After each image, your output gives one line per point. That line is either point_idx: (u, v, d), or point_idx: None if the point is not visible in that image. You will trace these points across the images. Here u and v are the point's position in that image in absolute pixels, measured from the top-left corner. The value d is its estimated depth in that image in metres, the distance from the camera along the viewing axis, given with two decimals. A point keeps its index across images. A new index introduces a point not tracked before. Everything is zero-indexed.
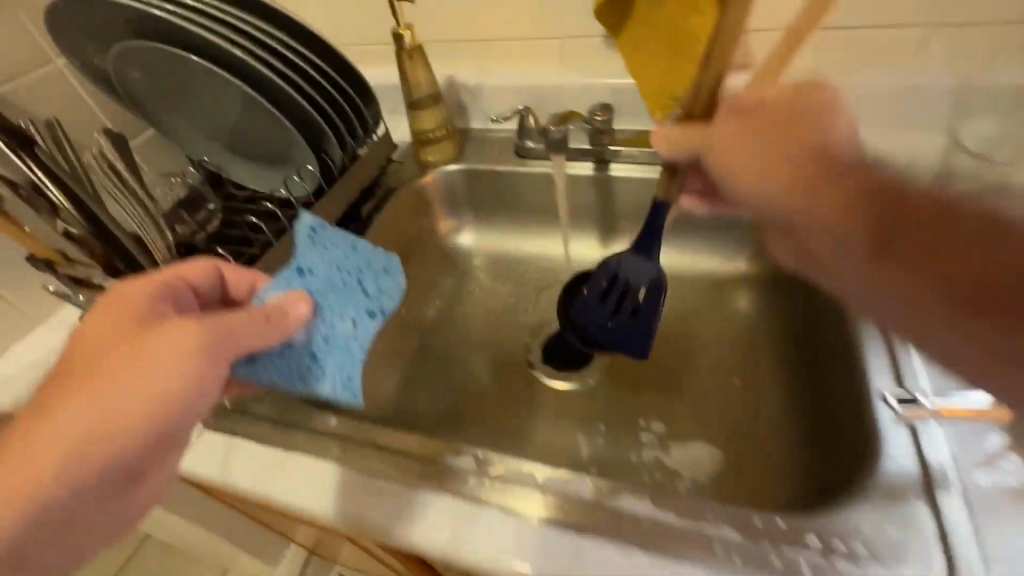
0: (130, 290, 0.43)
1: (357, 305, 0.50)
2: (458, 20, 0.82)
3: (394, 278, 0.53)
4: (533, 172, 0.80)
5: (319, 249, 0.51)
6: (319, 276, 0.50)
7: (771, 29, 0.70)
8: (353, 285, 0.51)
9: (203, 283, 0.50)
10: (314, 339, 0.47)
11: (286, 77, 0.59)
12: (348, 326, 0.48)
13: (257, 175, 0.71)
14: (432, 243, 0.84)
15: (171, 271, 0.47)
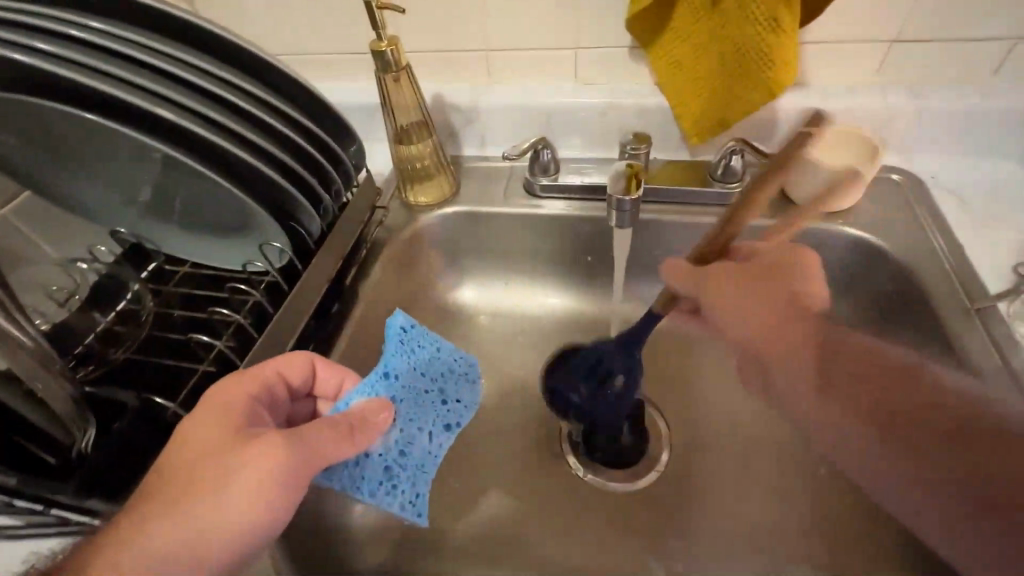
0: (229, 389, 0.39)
1: (435, 417, 0.45)
2: (447, 26, 0.66)
3: (475, 387, 0.47)
4: (550, 216, 0.66)
5: (406, 350, 0.45)
6: (403, 381, 0.44)
7: (832, 42, 0.59)
8: (431, 392, 0.45)
9: (297, 380, 0.44)
10: (390, 451, 0.42)
11: (245, 138, 0.43)
12: (425, 442, 0.44)
13: (203, 247, 0.52)
14: (430, 303, 0.69)
15: (267, 366, 0.43)
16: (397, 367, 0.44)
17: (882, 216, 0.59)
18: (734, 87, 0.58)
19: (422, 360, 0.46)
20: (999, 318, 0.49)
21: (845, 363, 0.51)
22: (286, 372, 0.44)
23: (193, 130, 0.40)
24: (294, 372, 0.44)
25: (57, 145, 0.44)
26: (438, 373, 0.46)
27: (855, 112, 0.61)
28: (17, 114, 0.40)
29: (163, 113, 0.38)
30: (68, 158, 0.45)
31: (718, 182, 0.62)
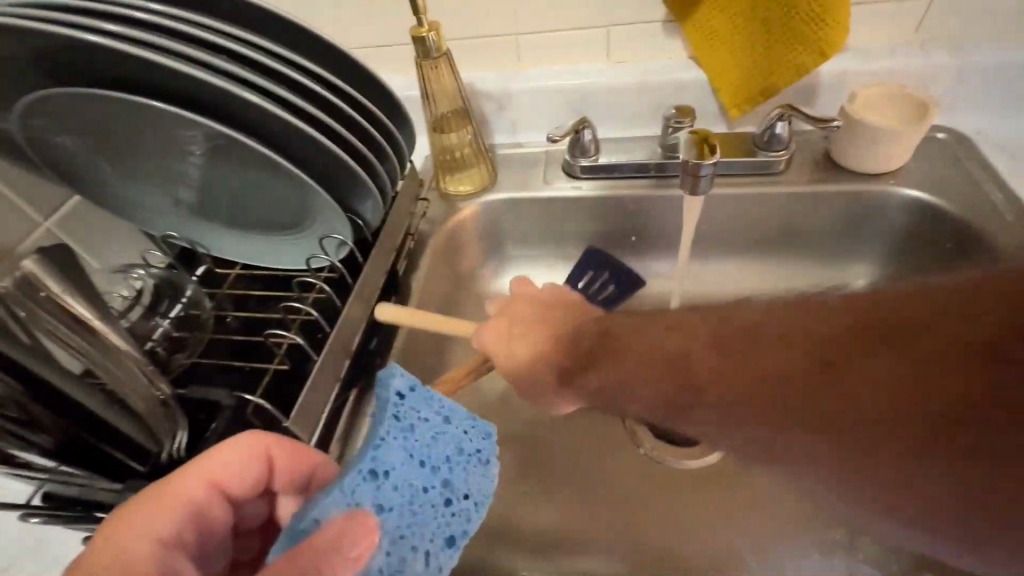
0: (144, 532, 0.35)
1: (437, 524, 0.37)
2: (477, 13, 0.65)
3: (489, 473, 0.39)
4: (593, 196, 0.65)
5: (403, 429, 0.37)
6: (396, 479, 0.36)
7: (873, 3, 0.59)
8: (432, 492, 0.37)
9: (235, 482, 0.39)
10: (380, 574, 0.35)
11: (317, 121, 0.41)
12: (421, 565, 0.36)
13: (257, 246, 0.51)
14: (475, 294, 0.68)
15: (199, 481, 0.38)
16: (390, 459, 0.36)
17: (934, 174, 0.59)
18: (773, 61, 0.58)
19: (422, 443, 0.38)
20: None
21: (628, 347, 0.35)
22: (221, 479, 0.38)
23: (271, 113, 0.38)
24: (229, 476, 0.38)
25: (119, 144, 0.43)
26: (442, 461, 0.38)
27: (897, 72, 0.60)
28: (84, 111, 0.39)
29: (246, 96, 0.37)
30: (127, 156, 0.44)
31: (766, 151, 0.61)
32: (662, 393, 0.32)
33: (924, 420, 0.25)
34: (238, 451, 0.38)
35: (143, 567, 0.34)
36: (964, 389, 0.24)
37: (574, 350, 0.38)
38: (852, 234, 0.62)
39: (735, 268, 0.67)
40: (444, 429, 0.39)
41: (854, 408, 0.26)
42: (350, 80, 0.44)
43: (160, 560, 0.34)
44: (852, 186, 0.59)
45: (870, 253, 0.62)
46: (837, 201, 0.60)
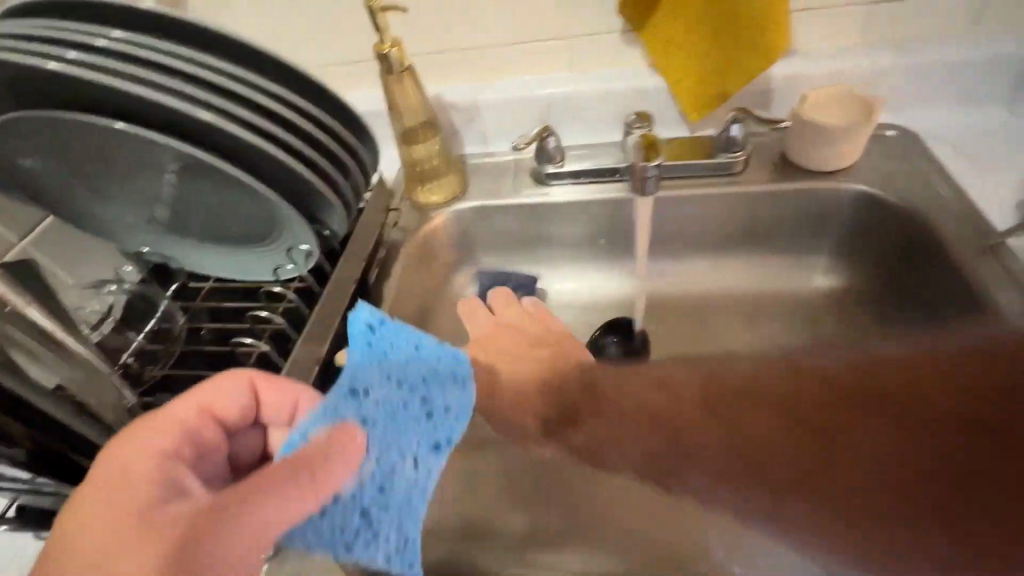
0: (134, 449, 0.35)
1: (420, 438, 0.32)
2: (441, 28, 0.68)
3: (468, 387, 0.33)
4: (559, 201, 0.67)
5: (372, 351, 0.34)
6: (374, 396, 0.34)
7: (818, 10, 0.62)
8: (411, 407, 0.33)
9: (227, 411, 0.41)
10: (362, 492, 0.32)
11: (275, 139, 0.43)
12: (408, 473, 0.31)
13: (228, 262, 0.53)
14: (448, 301, 0.69)
15: (190, 405, 0.40)
16: (365, 379, 0.34)
17: (884, 170, 0.61)
18: (728, 56, 0.60)
19: (395, 362, 0.34)
20: (1010, 249, 0.50)
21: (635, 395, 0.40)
22: (210, 404, 0.40)
23: (231, 131, 0.40)
24: (218, 400, 0.41)
25: (86, 165, 0.44)
26: (420, 379, 0.33)
27: (844, 74, 0.63)
28: (49, 134, 0.41)
29: (201, 118, 0.39)
30: (96, 177, 0.45)
31: (723, 153, 0.63)
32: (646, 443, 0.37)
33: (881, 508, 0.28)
34: (225, 386, 0.41)
35: (144, 484, 0.33)
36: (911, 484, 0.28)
37: (578, 392, 0.45)
38: (810, 230, 0.64)
39: (701, 267, 0.68)
40: (417, 352, 0.34)
41: (770, 465, 0.31)
42: (310, 98, 0.46)
43: (167, 470, 0.35)
44: (806, 183, 0.62)
45: (830, 248, 0.64)
46: (794, 199, 0.62)
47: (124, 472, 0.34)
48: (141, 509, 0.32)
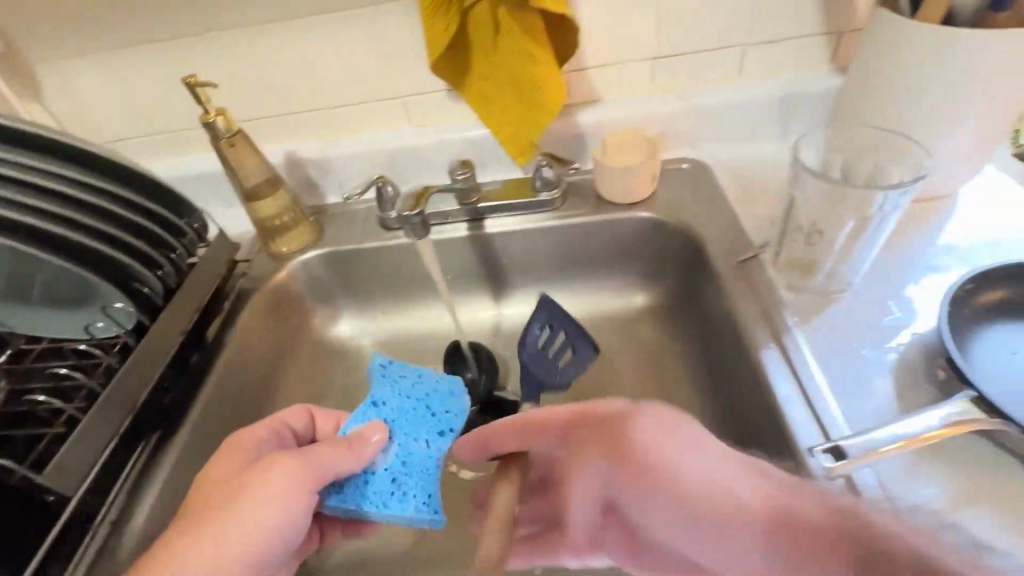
0: (246, 436, 0.49)
1: (430, 427, 0.52)
2: (285, 92, 0.74)
3: (462, 398, 0.53)
4: (401, 244, 0.72)
5: (389, 380, 0.54)
6: (390, 406, 0.53)
7: (610, 64, 0.70)
8: (420, 409, 0.53)
9: (299, 429, 0.54)
10: (393, 463, 0.49)
11: (68, 219, 0.49)
12: (424, 448, 0.50)
13: (52, 323, 0.55)
14: (307, 344, 0.74)
15: (270, 418, 0.52)
16: (384, 395, 0.53)
17: (676, 199, 0.69)
18: (523, 109, 0.65)
19: (408, 385, 0.54)
20: (758, 264, 0.58)
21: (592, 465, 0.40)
22: (287, 419, 0.53)
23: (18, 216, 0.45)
24: (296, 419, 0.53)
25: None
26: (424, 393, 0.53)
27: (640, 119, 0.72)
28: None
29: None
30: None
31: (539, 191, 0.71)
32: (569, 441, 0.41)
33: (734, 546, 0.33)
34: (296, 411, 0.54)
35: (240, 458, 0.47)
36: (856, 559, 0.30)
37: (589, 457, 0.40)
38: (624, 255, 0.72)
39: (538, 293, 0.75)
40: (419, 378, 0.54)
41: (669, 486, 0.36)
42: (104, 183, 0.54)
43: (257, 452, 0.49)
44: (613, 215, 0.69)
45: (643, 269, 0.72)
46: (604, 229, 0.70)
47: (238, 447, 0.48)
48: (256, 468, 0.46)
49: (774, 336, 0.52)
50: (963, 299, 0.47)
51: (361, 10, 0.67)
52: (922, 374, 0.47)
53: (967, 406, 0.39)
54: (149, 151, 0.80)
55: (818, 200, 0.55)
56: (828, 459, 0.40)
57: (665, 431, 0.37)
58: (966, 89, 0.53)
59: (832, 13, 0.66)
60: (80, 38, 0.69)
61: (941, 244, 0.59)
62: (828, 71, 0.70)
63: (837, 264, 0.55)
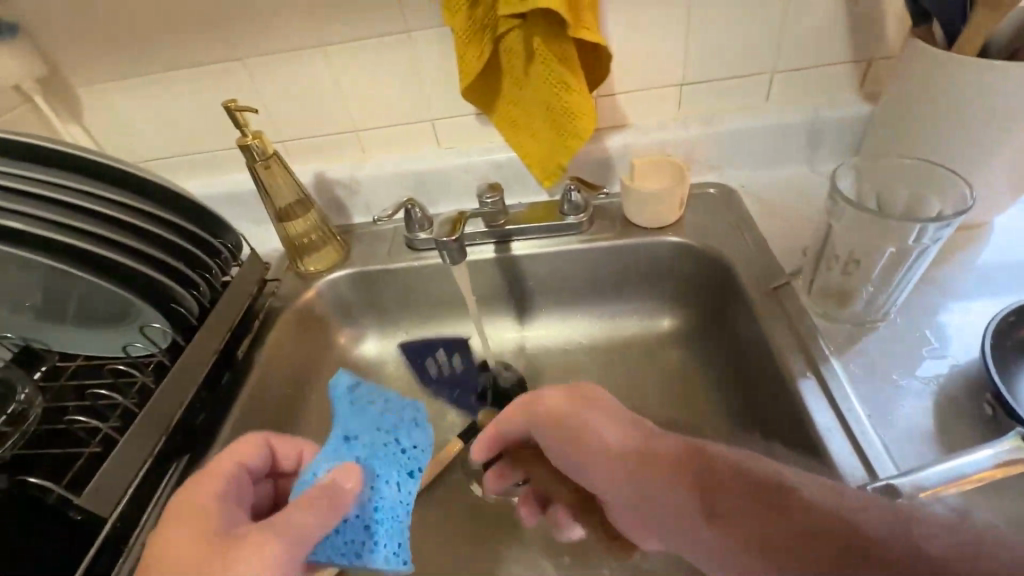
0: (198, 492, 0.44)
1: (399, 469, 0.42)
2: (317, 115, 0.75)
3: (428, 428, 0.44)
4: (428, 265, 0.73)
5: (356, 408, 0.44)
6: (362, 441, 0.42)
7: (638, 90, 0.71)
8: (385, 450, 0.42)
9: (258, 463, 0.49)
10: (365, 512, 0.40)
11: (111, 240, 0.50)
12: (397, 495, 0.41)
13: (89, 342, 0.55)
14: (331, 362, 0.74)
15: (224, 462, 0.47)
16: (355, 427, 0.43)
17: (704, 223, 0.69)
18: (554, 134, 0.65)
19: (375, 417, 0.43)
20: (789, 291, 0.58)
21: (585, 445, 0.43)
22: (248, 458, 0.49)
23: (64, 240, 0.47)
24: (252, 457, 0.49)
25: None
26: (392, 423, 0.43)
27: (668, 144, 0.73)
28: None
29: (11, 224, 0.45)
30: None
31: (567, 214, 0.71)
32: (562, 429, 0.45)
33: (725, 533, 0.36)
34: (249, 445, 0.50)
35: (203, 520, 0.41)
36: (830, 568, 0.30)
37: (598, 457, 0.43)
38: (650, 278, 0.72)
39: (563, 314, 0.75)
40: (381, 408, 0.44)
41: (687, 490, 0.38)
42: (146, 205, 0.55)
43: (221, 510, 0.43)
44: (642, 239, 0.69)
45: (669, 292, 0.72)
46: (630, 252, 0.70)
47: (196, 513, 0.42)
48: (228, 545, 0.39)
49: (810, 365, 0.51)
50: (1007, 331, 0.46)
51: (394, 36, 0.68)
52: (964, 407, 0.47)
53: (1019, 445, 0.38)
54: (183, 171, 0.81)
55: (854, 228, 0.53)
56: (879, 498, 0.38)
57: (570, 399, 0.45)
58: (1003, 119, 0.53)
59: (861, 42, 0.67)
60: (122, 62, 0.71)
61: (976, 273, 0.58)
62: (857, 98, 0.70)
63: (873, 292, 0.54)
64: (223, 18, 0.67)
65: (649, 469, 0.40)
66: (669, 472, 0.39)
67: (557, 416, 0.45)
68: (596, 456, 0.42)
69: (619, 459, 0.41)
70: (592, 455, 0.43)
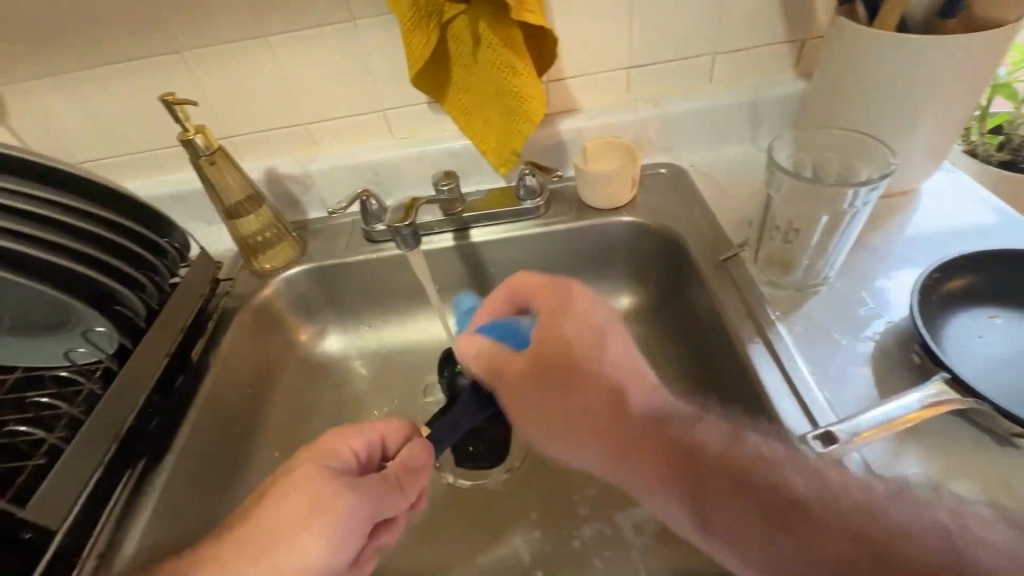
0: (321, 453, 0.45)
1: None
2: (262, 109, 0.73)
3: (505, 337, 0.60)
4: (387, 256, 0.72)
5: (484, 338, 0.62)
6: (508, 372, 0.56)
7: (588, 74, 0.72)
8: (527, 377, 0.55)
9: (367, 452, 0.47)
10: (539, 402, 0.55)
11: (45, 242, 0.48)
12: None
13: (27, 350, 0.52)
14: (292, 362, 0.73)
15: (365, 435, 0.47)
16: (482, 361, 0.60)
17: (657, 203, 0.71)
18: (505, 119, 0.66)
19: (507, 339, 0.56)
20: (737, 262, 0.60)
21: (579, 388, 0.45)
22: (388, 435, 0.48)
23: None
24: (390, 435, 0.48)
25: None
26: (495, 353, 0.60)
27: (619, 127, 0.74)
28: None
29: None
30: None
31: (523, 199, 0.72)
32: (541, 376, 0.45)
33: (751, 498, 0.39)
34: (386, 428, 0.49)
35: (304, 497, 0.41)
36: (775, 500, 0.38)
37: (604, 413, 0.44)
38: (609, 258, 0.73)
39: None
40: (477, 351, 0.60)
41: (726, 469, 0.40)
42: (79, 202, 0.52)
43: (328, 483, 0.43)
44: (599, 220, 0.71)
45: (629, 271, 0.74)
46: (588, 235, 0.72)
47: (293, 479, 0.43)
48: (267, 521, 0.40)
49: (758, 330, 0.54)
50: (932, 287, 0.50)
51: (340, 26, 0.67)
52: (899, 362, 0.50)
53: (943, 388, 0.41)
54: (124, 171, 0.78)
55: (792, 199, 0.56)
56: (819, 446, 0.41)
57: (568, 326, 0.47)
58: (920, 91, 0.56)
59: (795, 22, 0.70)
60: (49, 59, 0.67)
61: (906, 238, 0.62)
62: (794, 77, 0.74)
63: (813, 261, 0.57)
64: (157, 10, 0.64)
65: (682, 441, 0.42)
66: (676, 456, 0.42)
67: (558, 362, 0.45)
68: (598, 425, 0.44)
69: (627, 416, 0.44)
70: (607, 404, 0.44)
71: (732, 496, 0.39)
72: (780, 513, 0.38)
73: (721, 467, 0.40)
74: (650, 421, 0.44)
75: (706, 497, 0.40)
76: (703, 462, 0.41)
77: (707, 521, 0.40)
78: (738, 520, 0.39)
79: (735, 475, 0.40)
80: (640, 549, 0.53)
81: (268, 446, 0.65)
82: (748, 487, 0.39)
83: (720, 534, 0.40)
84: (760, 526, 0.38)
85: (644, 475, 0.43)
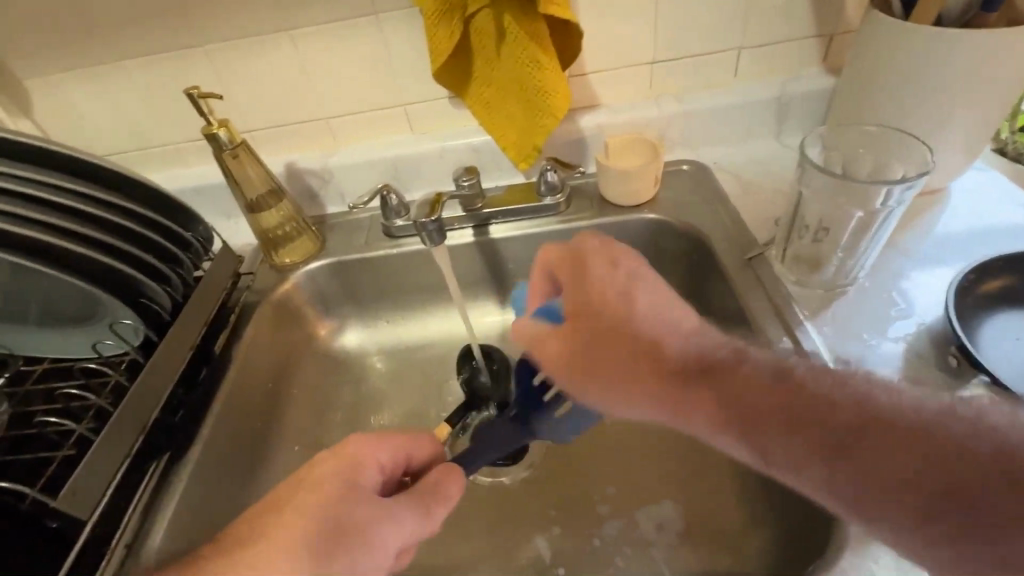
0: (339, 463, 0.43)
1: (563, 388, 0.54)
2: (283, 103, 0.73)
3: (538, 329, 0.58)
4: (406, 251, 0.72)
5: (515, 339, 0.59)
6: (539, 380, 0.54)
7: (611, 69, 0.71)
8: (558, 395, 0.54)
9: (393, 464, 0.46)
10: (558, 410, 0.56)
11: (77, 235, 0.48)
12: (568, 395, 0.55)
13: (56, 342, 0.53)
14: (311, 356, 0.73)
15: (391, 446, 0.46)
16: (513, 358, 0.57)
17: (679, 200, 0.70)
18: (527, 114, 0.65)
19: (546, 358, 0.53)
20: (763, 260, 0.60)
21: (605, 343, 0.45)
22: (415, 450, 0.48)
23: (27, 234, 0.44)
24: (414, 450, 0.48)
25: None
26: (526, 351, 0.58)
27: (641, 122, 0.73)
28: None
29: None
30: None
31: (544, 195, 0.71)
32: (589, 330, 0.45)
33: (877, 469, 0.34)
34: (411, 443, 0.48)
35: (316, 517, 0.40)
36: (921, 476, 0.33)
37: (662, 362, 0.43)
38: None
39: None
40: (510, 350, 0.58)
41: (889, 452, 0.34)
42: (109, 195, 0.52)
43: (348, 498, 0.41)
44: (620, 217, 0.70)
45: (649, 268, 0.73)
46: (609, 231, 0.71)
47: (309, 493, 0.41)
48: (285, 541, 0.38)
49: (786, 330, 0.53)
50: (967, 288, 0.49)
51: (363, 19, 0.67)
52: (932, 363, 0.49)
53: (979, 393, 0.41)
54: (146, 164, 0.78)
55: (821, 197, 0.55)
56: None
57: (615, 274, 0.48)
58: (957, 87, 0.55)
59: (824, 16, 0.68)
60: (74, 53, 0.68)
61: (936, 237, 0.61)
62: (821, 72, 0.72)
63: (842, 260, 0.56)
64: (181, 4, 0.64)
65: (750, 398, 0.39)
66: (740, 383, 0.40)
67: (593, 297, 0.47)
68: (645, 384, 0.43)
69: (666, 367, 0.43)
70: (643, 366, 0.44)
71: (885, 458, 0.34)
72: (862, 430, 0.35)
73: (815, 397, 0.38)
74: (699, 364, 0.42)
75: (788, 450, 0.37)
76: (807, 417, 0.37)
77: (767, 455, 0.38)
78: (833, 483, 0.35)
79: (857, 420, 0.36)
80: (662, 547, 0.53)
81: (288, 440, 0.65)
82: (854, 440, 0.35)
83: (787, 467, 0.38)
84: (848, 477, 0.35)
85: (717, 432, 0.41)
